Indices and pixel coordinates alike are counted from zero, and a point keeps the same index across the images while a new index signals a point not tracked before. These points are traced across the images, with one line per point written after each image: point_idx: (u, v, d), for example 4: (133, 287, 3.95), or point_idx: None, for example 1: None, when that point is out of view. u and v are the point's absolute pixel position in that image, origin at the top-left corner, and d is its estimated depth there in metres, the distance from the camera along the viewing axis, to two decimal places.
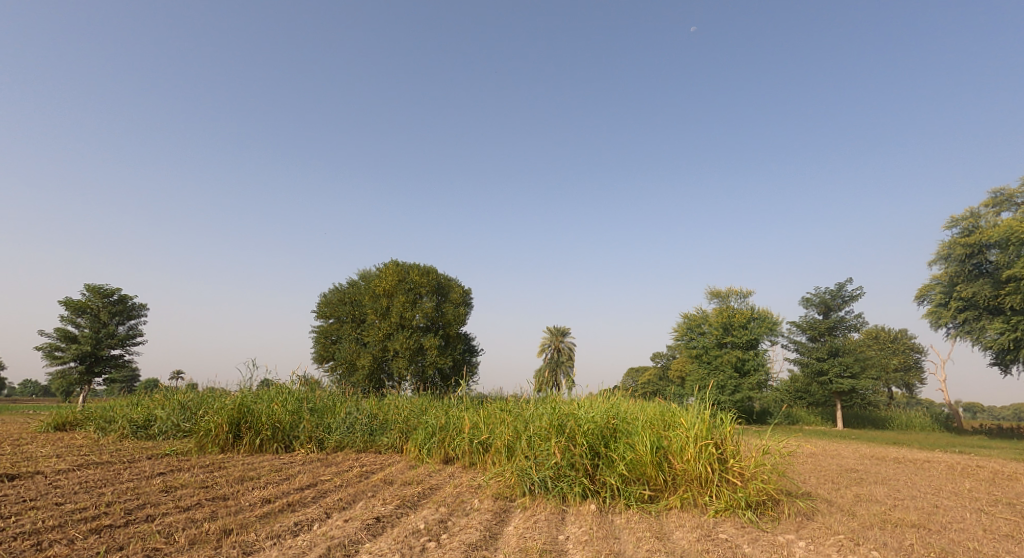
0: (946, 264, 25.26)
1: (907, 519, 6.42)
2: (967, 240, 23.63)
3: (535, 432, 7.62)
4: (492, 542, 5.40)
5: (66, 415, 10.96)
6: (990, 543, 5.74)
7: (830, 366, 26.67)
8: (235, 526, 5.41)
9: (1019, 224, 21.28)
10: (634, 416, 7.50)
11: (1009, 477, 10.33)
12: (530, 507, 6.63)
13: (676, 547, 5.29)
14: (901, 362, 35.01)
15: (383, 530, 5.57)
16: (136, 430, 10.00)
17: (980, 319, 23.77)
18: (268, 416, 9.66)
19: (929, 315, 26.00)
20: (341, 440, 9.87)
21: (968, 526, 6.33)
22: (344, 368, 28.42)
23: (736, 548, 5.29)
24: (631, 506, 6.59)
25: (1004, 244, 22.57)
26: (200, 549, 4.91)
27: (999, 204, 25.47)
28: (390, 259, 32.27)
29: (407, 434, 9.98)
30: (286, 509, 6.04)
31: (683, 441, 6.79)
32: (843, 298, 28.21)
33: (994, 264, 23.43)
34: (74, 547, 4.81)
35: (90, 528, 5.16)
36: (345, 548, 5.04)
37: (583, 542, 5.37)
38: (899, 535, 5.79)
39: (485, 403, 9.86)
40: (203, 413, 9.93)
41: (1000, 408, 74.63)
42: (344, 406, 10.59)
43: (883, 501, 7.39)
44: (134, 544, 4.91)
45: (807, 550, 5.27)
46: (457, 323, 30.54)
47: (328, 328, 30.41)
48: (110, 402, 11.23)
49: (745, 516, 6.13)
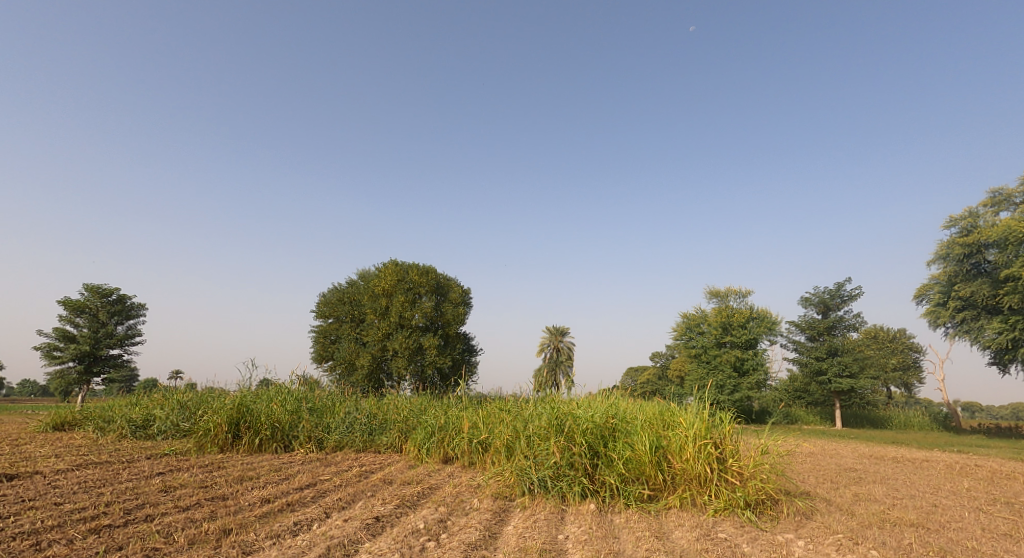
0: (945, 264, 25.30)
1: (906, 518, 6.43)
2: (966, 239, 23.64)
3: (535, 432, 7.62)
4: (491, 542, 5.40)
5: (64, 415, 10.95)
6: (989, 542, 5.75)
7: (829, 366, 26.67)
8: (234, 526, 5.41)
9: (1016, 224, 21.31)
10: (633, 415, 7.49)
11: (1007, 477, 10.35)
12: (529, 507, 6.62)
13: (675, 547, 5.30)
14: (899, 361, 35.02)
15: (382, 530, 5.56)
16: (135, 430, 9.98)
17: (978, 319, 23.80)
18: (267, 416, 9.65)
19: (927, 315, 26.04)
20: (340, 441, 9.86)
21: (967, 525, 6.35)
22: (343, 368, 28.40)
23: (735, 547, 5.30)
24: (630, 506, 6.59)
25: (1003, 244, 22.61)
26: (199, 549, 4.91)
27: (998, 204, 25.48)
28: (389, 259, 32.20)
29: (406, 434, 9.98)
30: (285, 510, 6.04)
31: (682, 441, 6.79)
32: (841, 298, 28.24)
33: (993, 264, 23.47)
34: (74, 547, 4.81)
35: (89, 528, 5.16)
36: (345, 548, 5.04)
37: (582, 542, 5.37)
38: (898, 534, 5.80)
39: (485, 403, 9.86)
40: (201, 413, 9.91)
41: (999, 407, 74.66)
42: (343, 406, 10.58)
43: (882, 501, 7.40)
44: (134, 543, 4.91)
45: (806, 550, 5.27)
46: (456, 323, 30.54)
47: (327, 328, 30.39)
48: (109, 402, 11.21)
49: (744, 516, 6.13)
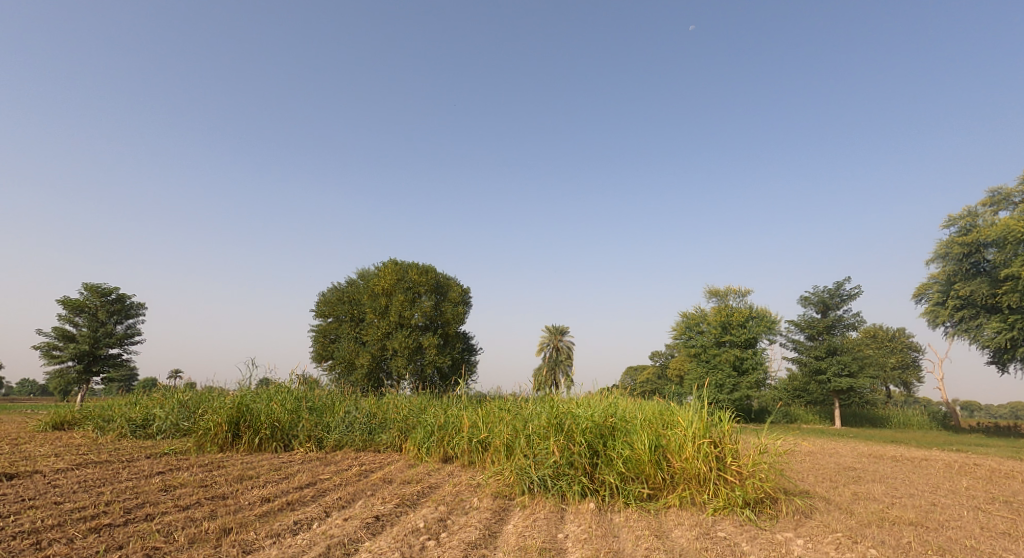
0: (944, 263, 25.38)
1: (905, 517, 6.45)
2: (965, 239, 23.71)
3: (534, 431, 7.64)
4: (490, 541, 5.41)
5: (64, 414, 10.95)
6: (988, 541, 5.76)
7: (828, 365, 26.66)
8: (234, 525, 5.42)
9: (1015, 223, 21.36)
10: (632, 415, 7.51)
11: (1005, 475, 10.39)
12: (529, 506, 6.63)
13: (675, 546, 5.31)
14: (898, 360, 35.11)
15: (382, 529, 5.57)
16: (134, 429, 9.97)
17: (977, 318, 23.85)
18: (266, 416, 9.66)
19: (926, 314, 26.09)
20: (340, 440, 9.86)
21: (965, 523, 6.36)
22: (342, 367, 28.39)
23: (734, 546, 5.31)
24: (629, 505, 6.60)
25: (1001, 243, 22.67)
26: (200, 548, 4.92)
27: (996, 203, 25.50)
28: (389, 258, 32.15)
29: (405, 433, 9.98)
30: (285, 509, 6.04)
31: (681, 440, 6.80)
32: (840, 297, 28.28)
33: (991, 263, 23.52)
34: (74, 547, 4.80)
35: (89, 528, 5.17)
36: (345, 547, 5.05)
37: (582, 542, 5.37)
38: (897, 533, 5.81)
39: (484, 402, 9.88)
40: (201, 413, 9.92)
41: (997, 405, 74.83)
42: (343, 405, 10.58)
43: (881, 499, 7.41)
44: (134, 543, 4.91)
45: (806, 548, 5.28)
46: (457, 322, 30.57)
47: (327, 328, 30.35)
48: (108, 402, 11.19)
49: (744, 515, 6.14)
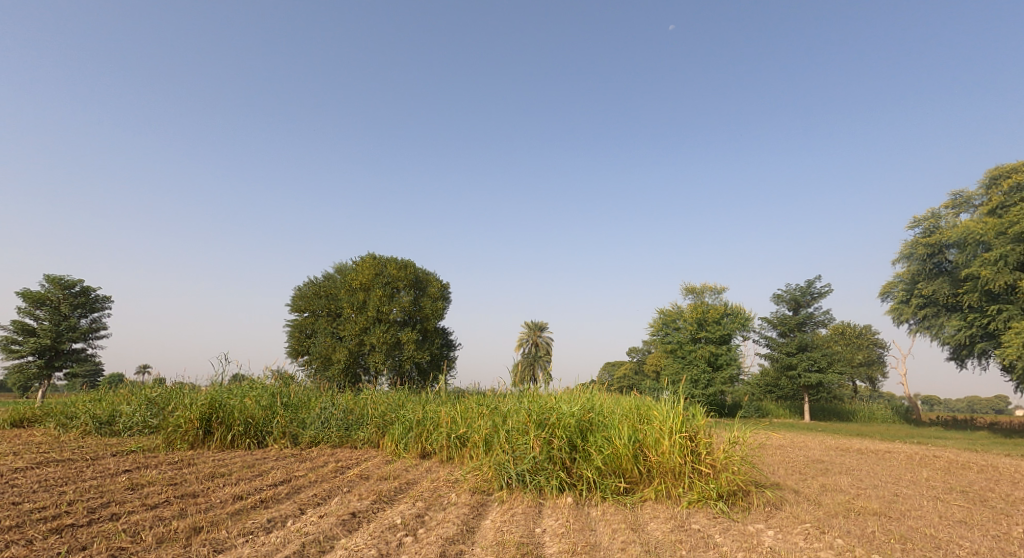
0: (908, 263, 26.21)
1: (869, 507, 6.64)
2: (928, 239, 24.47)
3: (513, 427, 7.68)
4: (468, 536, 5.39)
5: (23, 411, 10.54)
6: (946, 529, 5.97)
7: (799, 361, 27.29)
8: (205, 524, 5.29)
9: (975, 225, 22.06)
10: (610, 410, 7.58)
11: (962, 466, 10.81)
12: (507, 500, 6.64)
13: (650, 538, 5.38)
14: (865, 357, 36.20)
15: (358, 526, 5.51)
16: (99, 426, 9.66)
17: (939, 315, 24.72)
18: (240, 412, 9.46)
19: (891, 311, 26.91)
20: (316, 436, 9.72)
21: (926, 513, 6.59)
22: (318, 362, 27.95)
23: (707, 538, 5.40)
24: (607, 499, 6.65)
25: (962, 244, 23.46)
26: (169, 548, 4.79)
27: (958, 205, 26.47)
28: (366, 253, 31.78)
29: (383, 429, 9.86)
30: (258, 506, 5.94)
31: (657, 434, 6.88)
32: (811, 295, 29.03)
33: (953, 263, 24.38)
34: (34, 549, 4.63)
35: (50, 529, 4.98)
36: (321, 545, 4.97)
37: (559, 535, 5.41)
38: (862, 523, 5.98)
39: (462, 398, 9.84)
40: (170, 409, 9.62)
41: (956, 399, 77.95)
42: (319, 401, 10.37)
43: (848, 490, 7.64)
44: (99, 543, 4.76)
45: (775, 539, 5.40)
46: (435, 318, 30.39)
47: (302, 322, 29.74)
48: (72, 398, 10.81)
49: (717, 507, 6.25)
